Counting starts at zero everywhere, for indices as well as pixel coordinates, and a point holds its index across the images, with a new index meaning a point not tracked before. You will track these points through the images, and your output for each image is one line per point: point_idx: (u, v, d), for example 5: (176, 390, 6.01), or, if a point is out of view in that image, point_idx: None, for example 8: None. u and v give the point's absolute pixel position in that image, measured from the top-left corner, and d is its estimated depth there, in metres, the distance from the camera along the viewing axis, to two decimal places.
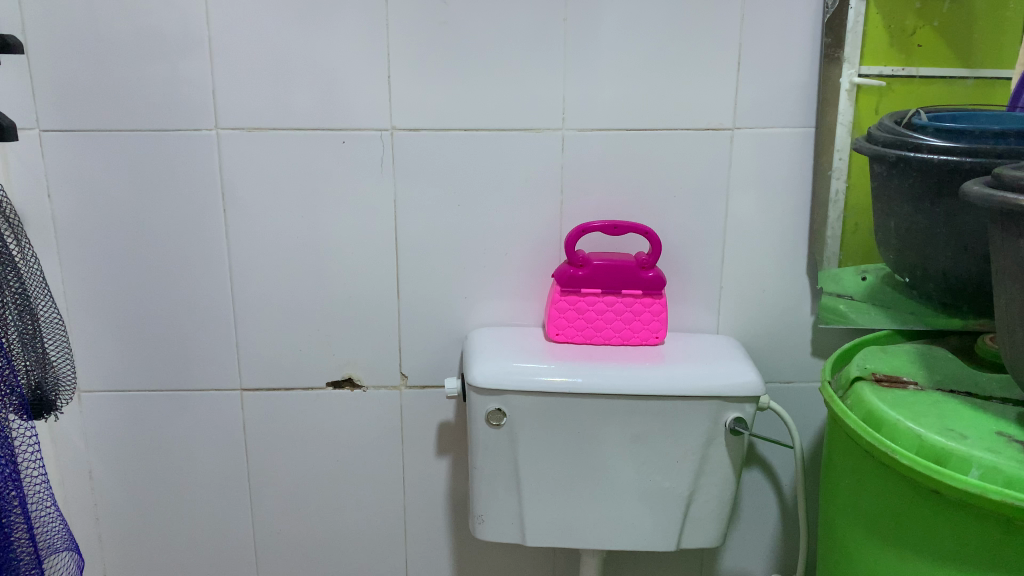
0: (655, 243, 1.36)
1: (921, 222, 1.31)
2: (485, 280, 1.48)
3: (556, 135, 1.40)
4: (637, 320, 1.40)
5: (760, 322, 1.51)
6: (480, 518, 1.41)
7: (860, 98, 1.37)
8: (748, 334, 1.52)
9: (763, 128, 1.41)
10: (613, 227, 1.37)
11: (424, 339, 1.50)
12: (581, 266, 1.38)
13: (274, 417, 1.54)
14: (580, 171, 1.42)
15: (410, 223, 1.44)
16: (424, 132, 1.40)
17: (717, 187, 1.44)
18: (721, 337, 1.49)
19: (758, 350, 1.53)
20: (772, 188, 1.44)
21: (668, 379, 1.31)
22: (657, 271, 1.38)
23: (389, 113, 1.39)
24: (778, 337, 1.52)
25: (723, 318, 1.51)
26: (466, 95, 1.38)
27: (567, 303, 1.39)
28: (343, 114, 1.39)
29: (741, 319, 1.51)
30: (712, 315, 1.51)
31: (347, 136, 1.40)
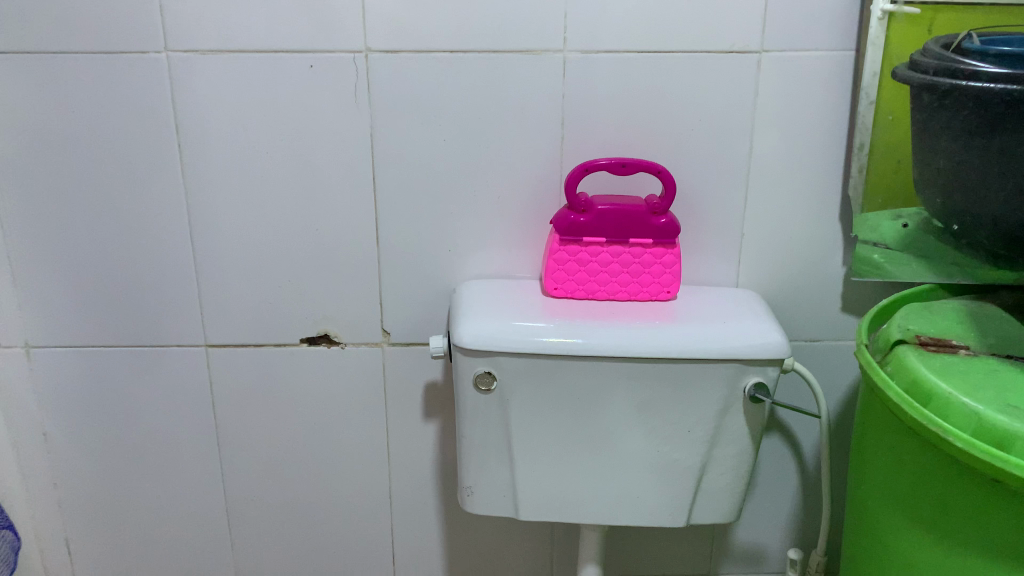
0: (670, 184, 1.19)
1: (973, 165, 1.09)
2: (476, 227, 1.31)
3: (556, 59, 1.22)
4: (646, 273, 1.24)
5: (785, 273, 1.35)
6: (469, 490, 1.27)
7: (907, 22, 1.19)
8: (771, 287, 1.35)
9: (796, 51, 1.22)
10: (621, 165, 1.18)
11: (409, 292, 1.35)
12: (584, 212, 1.21)
13: (245, 375, 1.40)
14: (584, 101, 1.24)
15: (390, 161, 1.27)
16: (403, 56, 1.21)
17: (740, 119, 1.25)
18: (742, 291, 1.33)
19: (782, 306, 1.36)
20: (804, 121, 1.26)
21: (681, 340, 1.15)
22: (670, 217, 1.21)
23: (362, 32, 1.20)
24: (805, 292, 1.36)
25: (743, 270, 1.34)
26: (452, 12, 1.19)
27: (568, 254, 1.22)
28: (311, 34, 1.21)
29: (765, 271, 1.34)
30: (731, 266, 1.34)
31: (316, 61, 1.22)
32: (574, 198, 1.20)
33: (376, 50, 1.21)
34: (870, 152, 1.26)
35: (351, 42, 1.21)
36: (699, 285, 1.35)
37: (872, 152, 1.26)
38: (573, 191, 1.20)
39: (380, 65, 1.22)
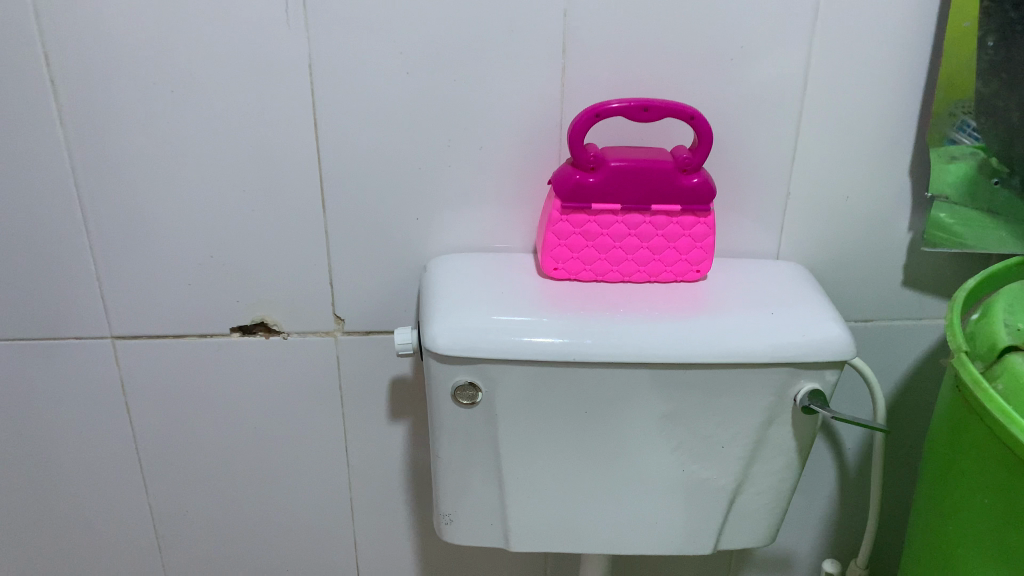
0: (705, 134, 0.91)
1: None
2: (451, 186, 1.02)
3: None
4: (671, 248, 0.97)
5: (837, 241, 1.08)
6: (448, 518, 1.02)
7: None
8: (818, 258, 1.09)
9: None
10: (644, 110, 0.89)
11: (368, 269, 1.06)
12: (592, 170, 0.92)
13: (165, 372, 1.12)
14: (594, 21, 0.93)
15: (338, 102, 0.96)
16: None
17: (796, 46, 0.96)
18: (783, 264, 1.06)
19: (831, 280, 1.11)
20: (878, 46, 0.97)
21: (718, 339, 0.89)
22: (705, 177, 0.93)
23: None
24: (859, 263, 1.10)
25: (786, 238, 1.08)
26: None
27: (571, 226, 0.95)
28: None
29: (813, 237, 1.08)
30: (771, 233, 1.07)
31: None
32: (580, 152, 0.91)
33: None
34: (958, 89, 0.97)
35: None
36: (730, 257, 1.08)
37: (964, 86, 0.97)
38: (579, 143, 0.91)
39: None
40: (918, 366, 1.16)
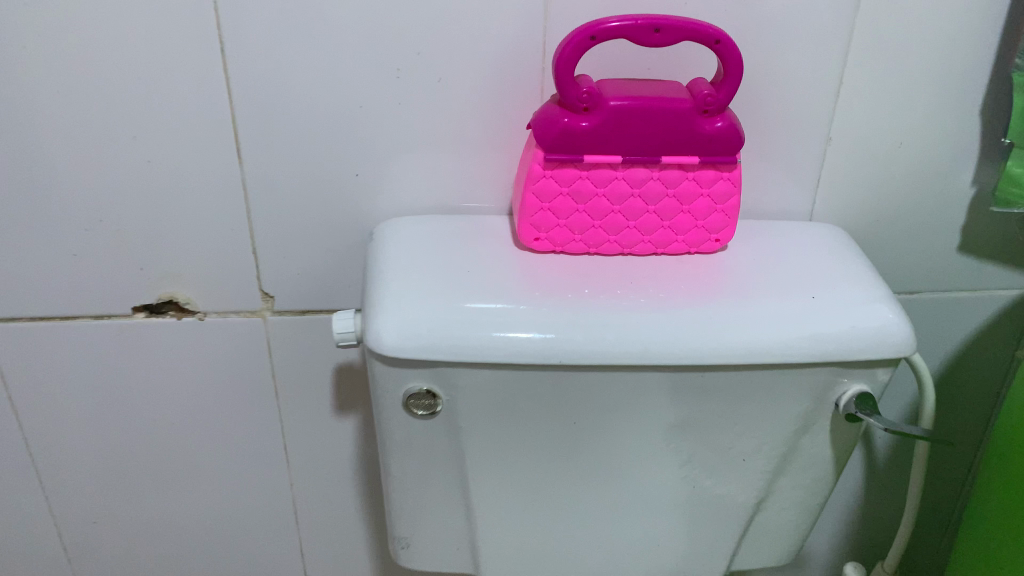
0: (733, 64, 0.69)
1: None
2: (404, 130, 0.79)
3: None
4: (684, 212, 0.76)
5: (883, 198, 0.87)
6: (404, 542, 0.83)
7: None
8: (858, 219, 0.89)
9: None
10: (654, 32, 0.67)
11: (299, 235, 0.84)
12: (585, 112, 0.70)
13: (54, 361, 0.90)
14: None
15: (249, 19, 0.72)
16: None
17: None
18: (818, 227, 0.86)
19: (871, 245, 0.91)
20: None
21: (745, 332, 0.70)
22: (730, 121, 0.72)
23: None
24: (907, 224, 0.89)
25: (821, 194, 0.87)
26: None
27: (557, 184, 0.73)
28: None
29: (854, 194, 0.87)
30: (804, 188, 0.86)
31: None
32: (570, 87, 0.69)
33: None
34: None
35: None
36: (751, 218, 0.88)
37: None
38: (568, 76, 0.69)
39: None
40: (966, 345, 0.98)
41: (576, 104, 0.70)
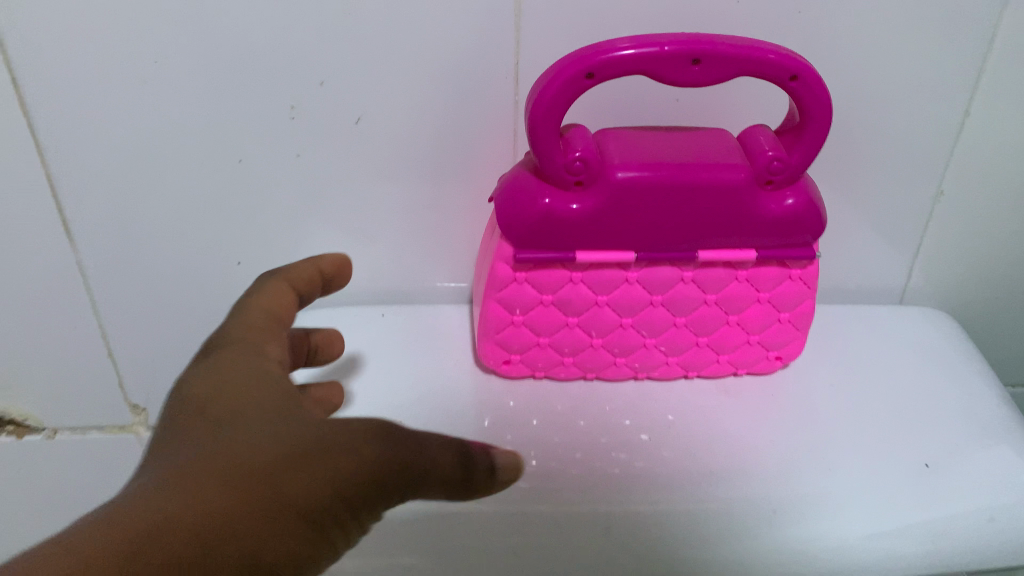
0: (816, 115, 0.43)
1: None
2: (307, 195, 0.54)
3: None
4: (730, 324, 0.50)
5: (1001, 281, 0.61)
6: None
7: None
8: (963, 305, 0.63)
9: None
10: (690, 63, 0.41)
11: (173, 331, 0.59)
12: (579, 186, 0.44)
13: None
14: None
15: (51, 38, 0.46)
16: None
17: None
18: (911, 315, 0.60)
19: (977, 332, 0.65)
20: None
21: (841, 519, 0.44)
22: (805, 199, 0.46)
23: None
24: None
25: (915, 271, 0.61)
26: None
27: (537, 290, 0.48)
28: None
29: (967, 270, 0.60)
30: (893, 260, 0.60)
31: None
32: (553, 150, 0.43)
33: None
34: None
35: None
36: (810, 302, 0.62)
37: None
38: (550, 134, 0.43)
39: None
40: None
41: (564, 177, 0.44)
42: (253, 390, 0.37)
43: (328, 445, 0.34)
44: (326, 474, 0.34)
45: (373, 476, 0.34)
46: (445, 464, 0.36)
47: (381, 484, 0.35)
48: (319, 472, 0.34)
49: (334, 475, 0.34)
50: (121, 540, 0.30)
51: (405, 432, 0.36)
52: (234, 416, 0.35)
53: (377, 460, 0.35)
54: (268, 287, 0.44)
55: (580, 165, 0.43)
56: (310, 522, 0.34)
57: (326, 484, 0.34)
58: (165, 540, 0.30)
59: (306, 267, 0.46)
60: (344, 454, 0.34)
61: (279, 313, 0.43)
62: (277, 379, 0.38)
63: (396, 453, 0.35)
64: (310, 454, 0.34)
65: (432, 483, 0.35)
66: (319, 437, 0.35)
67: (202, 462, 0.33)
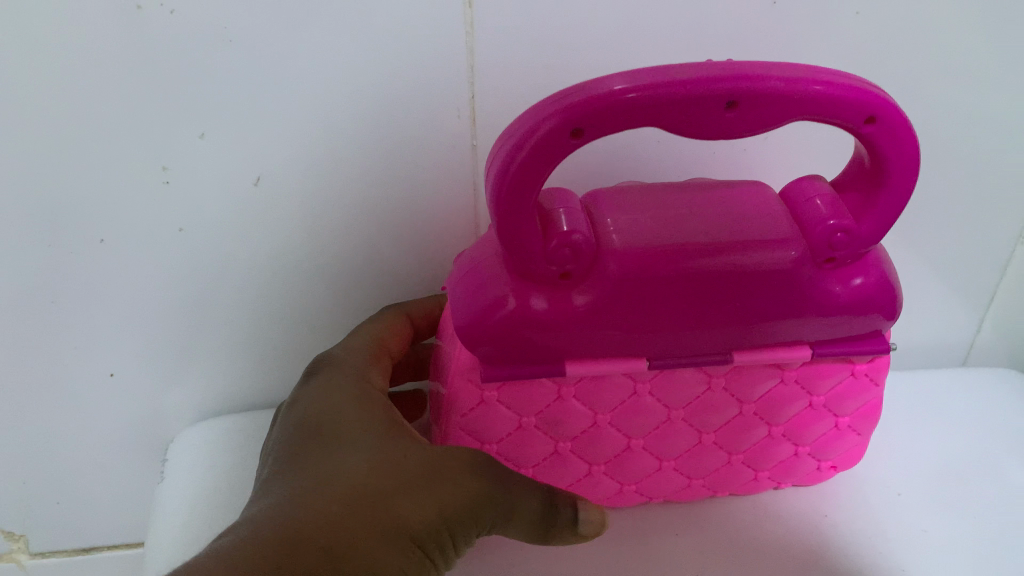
0: (897, 165, 0.31)
1: None
2: (204, 299, 0.41)
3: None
4: (771, 436, 0.37)
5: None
6: None
7: None
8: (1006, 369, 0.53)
9: None
10: (724, 107, 0.28)
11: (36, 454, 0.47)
12: (568, 279, 0.31)
13: None
14: None
15: None
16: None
17: None
18: (955, 382, 0.49)
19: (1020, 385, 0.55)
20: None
21: None
22: (876, 277, 0.33)
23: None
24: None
25: (957, 333, 0.51)
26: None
27: (514, 412, 0.35)
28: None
29: (1021, 322, 0.50)
30: (927, 324, 0.50)
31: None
32: (529, 234, 0.30)
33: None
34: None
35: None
36: None
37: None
38: (519, 212, 0.30)
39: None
40: None
41: (546, 269, 0.31)
42: (347, 407, 0.35)
43: (440, 467, 0.32)
44: (431, 500, 0.31)
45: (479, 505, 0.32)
46: (528, 508, 0.33)
47: (478, 519, 0.32)
48: (423, 498, 0.31)
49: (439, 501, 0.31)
50: (269, 548, 0.28)
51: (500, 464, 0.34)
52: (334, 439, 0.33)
53: (481, 488, 0.32)
54: (385, 317, 0.40)
55: (568, 252, 0.30)
56: (420, 548, 0.31)
57: (436, 507, 0.31)
58: (301, 549, 0.28)
59: (427, 303, 0.41)
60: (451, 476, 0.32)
61: (388, 344, 0.39)
62: (375, 386, 0.37)
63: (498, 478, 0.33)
64: (412, 478, 0.31)
65: (516, 523, 0.33)
66: (419, 464, 0.32)
67: (312, 474, 0.32)
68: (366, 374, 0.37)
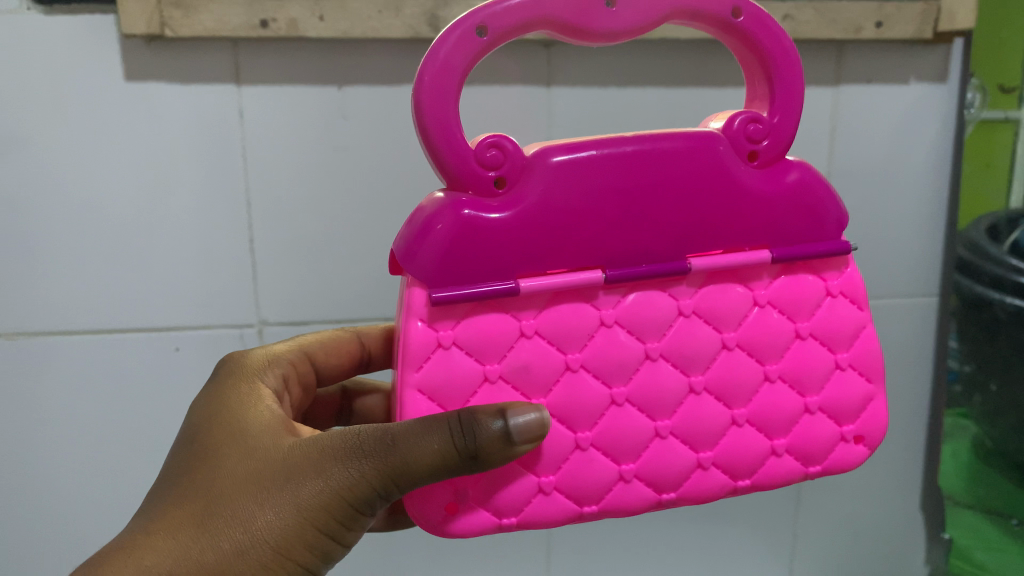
0: (781, 56, 0.34)
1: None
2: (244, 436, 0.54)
3: (527, 43, 0.52)
4: (769, 381, 0.34)
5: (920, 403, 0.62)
6: None
7: None
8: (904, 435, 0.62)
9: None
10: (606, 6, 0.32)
11: None
12: (504, 188, 0.32)
13: None
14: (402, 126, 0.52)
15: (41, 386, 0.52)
16: (275, 267, 0.53)
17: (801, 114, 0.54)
18: None
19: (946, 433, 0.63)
20: (908, 17, 0.53)
21: None
22: (807, 168, 0.34)
23: (125, 251, 0.52)
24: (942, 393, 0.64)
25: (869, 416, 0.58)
26: (339, 91, 0.51)
27: (477, 360, 0.32)
28: (38, 341, 0.52)
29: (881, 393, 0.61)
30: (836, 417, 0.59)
31: (65, 390, 0.53)
32: (461, 141, 0.31)
33: (205, 301, 0.53)
34: (1009, 72, 0.58)
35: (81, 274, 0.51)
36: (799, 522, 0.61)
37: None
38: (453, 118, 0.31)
39: (254, 318, 0.54)
40: None
41: (482, 176, 0.32)
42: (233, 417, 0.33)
43: (297, 469, 0.29)
44: (292, 504, 0.29)
45: (353, 492, 0.29)
46: (427, 458, 0.29)
47: (358, 502, 0.29)
48: (280, 502, 0.29)
49: (298, 500, 0.29)
50: None
51: (389, 429, 0.29)
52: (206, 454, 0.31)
53: (355, 472, 0.29)
54: (333, 335, 0.43)
55: (497, 152, 0.32)
56: (292, 557, 0.29)
57: (299, 510, 0.29)
58: None
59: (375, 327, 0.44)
60: (317, 470, 0.29)
61: (317, 358, 0.41)
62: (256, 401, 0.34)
63: (379, 446, 0.29)
64: (268, 484, 0.29)
65: (412, 478, 0.29)
66: (283, 465, 0.29)
67: (176, 496, 0.30)
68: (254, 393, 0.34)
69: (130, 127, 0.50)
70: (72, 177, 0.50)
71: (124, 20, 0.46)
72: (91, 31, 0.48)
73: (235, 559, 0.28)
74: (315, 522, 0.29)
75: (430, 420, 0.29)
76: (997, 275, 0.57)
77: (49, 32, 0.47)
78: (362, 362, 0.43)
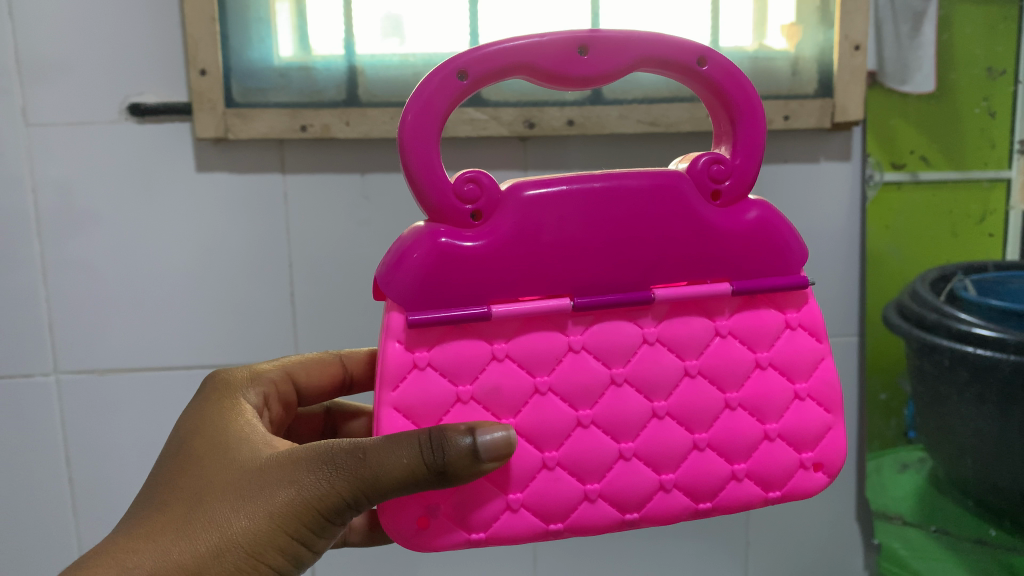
0: (747, 103, 0.36)
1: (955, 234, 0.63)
2: None
3: (507, 140, 0.59)
4: (730, 407, 0.36)
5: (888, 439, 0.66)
6: None
7: (946, 21, 0.60)
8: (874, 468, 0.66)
9: (797, 61, 0.61)
10: (579, 53, 0.34)
11: None
12: (481, 220, 0.34)
13: None
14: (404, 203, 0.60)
15: (123, 412, 0.62)
16: (300, 315, 0.61)
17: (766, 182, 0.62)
18: None
19: (900, 462, 0.65)
20: (810, 110, 0.59)
21: None
22: (765, 209, 0.36)
23: (194, 297, 0.61)
24: (874, 417, 0.65)
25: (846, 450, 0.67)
26: (361, 177, 0.59)
27: (450, 381, 0.34)
28: (98, 376, 0.61)
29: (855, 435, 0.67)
30: None
31: (136, 410, 0.62)
32: (440, 176, 0.34)
33: (245, 347, 0.61)
34: (903, 148, 0.62)
35: (154, 318, 0.61)
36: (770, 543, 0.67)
37: (965, 198, 0.63)
38: (435, 156, 0.34)
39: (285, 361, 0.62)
40: None
41: (460, 209, 0.34)
42: (218, 431, 0.35)
43: (273, 479, 0.31)
44: (267, 512, 0.30)
45: (323, 501, 0.30)
46: (393, 472, 0.30)
47: (326, 513, 0.31)
48: (254, 509, 0.30)
49: (271, 507, 0.30)
50: None
51: (364, 444, 0.31)
52: (188, 465, 0.33)
53: (326, 482, 0.30)
54: (317, 358, 0.46)
55: (474, 186, 0.34)
56: (261, 561, 0.30)
57: (271, 516, 0.30)
58: None
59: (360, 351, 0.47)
60: (290, 480, 0.31)
61: (299, 377, 0.45)
62: (238, 419, 0.36)
63: (350, 460, 0.31)
64: (246, 491, 0.31)
65: (381, 490, 0.31)
66: (259, 474, 0.31)
67: (163, 500, 0.32)
68: (238, 414, 0.36)
69: (191, 197, 0.59)
70: (148, 241, 0.59)
71: (198, 128, 0.56)
72: (173, 135, 0.58)
73: (211, 558, 0.30)
74: (286, 528, 0.31)
75: (402, 435, 0.31)
76: (919, 313, 0.61)
77: (129, 130, 0.57)
78: (344, 384, 0.46)
